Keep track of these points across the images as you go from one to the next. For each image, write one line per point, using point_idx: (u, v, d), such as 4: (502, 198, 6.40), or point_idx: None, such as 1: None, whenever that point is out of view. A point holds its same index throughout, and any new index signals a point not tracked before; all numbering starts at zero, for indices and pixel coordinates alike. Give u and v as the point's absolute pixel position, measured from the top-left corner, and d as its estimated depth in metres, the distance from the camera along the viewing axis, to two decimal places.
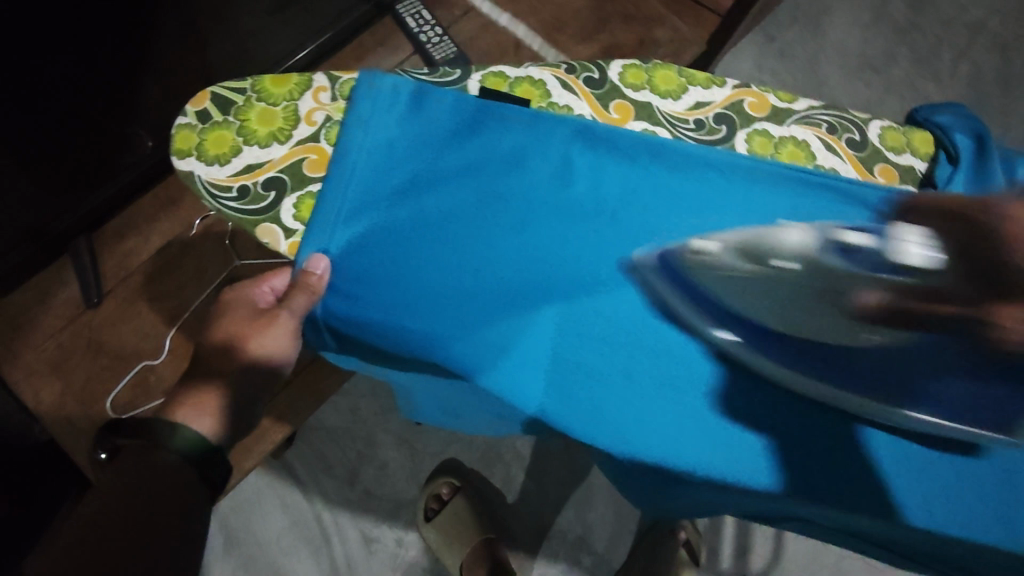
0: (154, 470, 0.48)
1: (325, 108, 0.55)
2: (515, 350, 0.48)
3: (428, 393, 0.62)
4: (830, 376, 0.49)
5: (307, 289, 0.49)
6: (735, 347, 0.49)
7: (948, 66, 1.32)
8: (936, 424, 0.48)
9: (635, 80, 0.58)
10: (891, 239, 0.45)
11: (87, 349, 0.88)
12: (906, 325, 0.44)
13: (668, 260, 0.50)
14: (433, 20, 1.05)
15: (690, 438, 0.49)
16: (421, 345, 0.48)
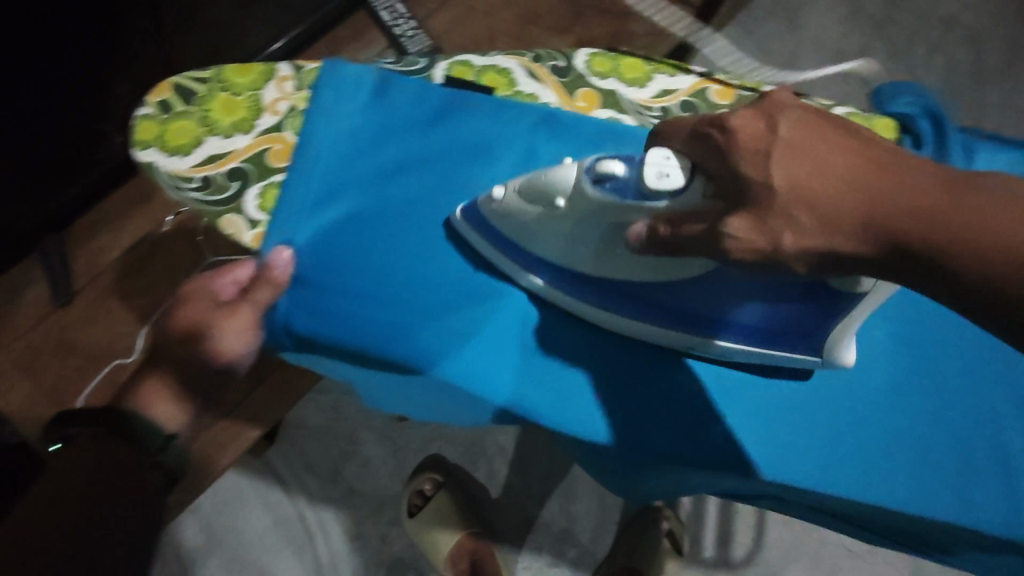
0: (114, 451, 0.49)
1: (289, 97, 0.54)
2: (478, 341, 0.50)
3: (397, 390, 0.62)
4: (651, 314, 0.50)
5: (272, 282, 0.49)
6: (550, 292, 0.51)
7: (923, 58, 1.34)
8: (746, 350, 0.51)
9: (601, 69, 0.58)
10: (642, 163, 0.40)
11: (57, 349, 0.87)
12: (670, 252, 0.41)
13: (475, 211, 0.49)
14: (407, 13, 1.04)
15: (647, 422, 0.51)
16: (383, 338, 0.49)
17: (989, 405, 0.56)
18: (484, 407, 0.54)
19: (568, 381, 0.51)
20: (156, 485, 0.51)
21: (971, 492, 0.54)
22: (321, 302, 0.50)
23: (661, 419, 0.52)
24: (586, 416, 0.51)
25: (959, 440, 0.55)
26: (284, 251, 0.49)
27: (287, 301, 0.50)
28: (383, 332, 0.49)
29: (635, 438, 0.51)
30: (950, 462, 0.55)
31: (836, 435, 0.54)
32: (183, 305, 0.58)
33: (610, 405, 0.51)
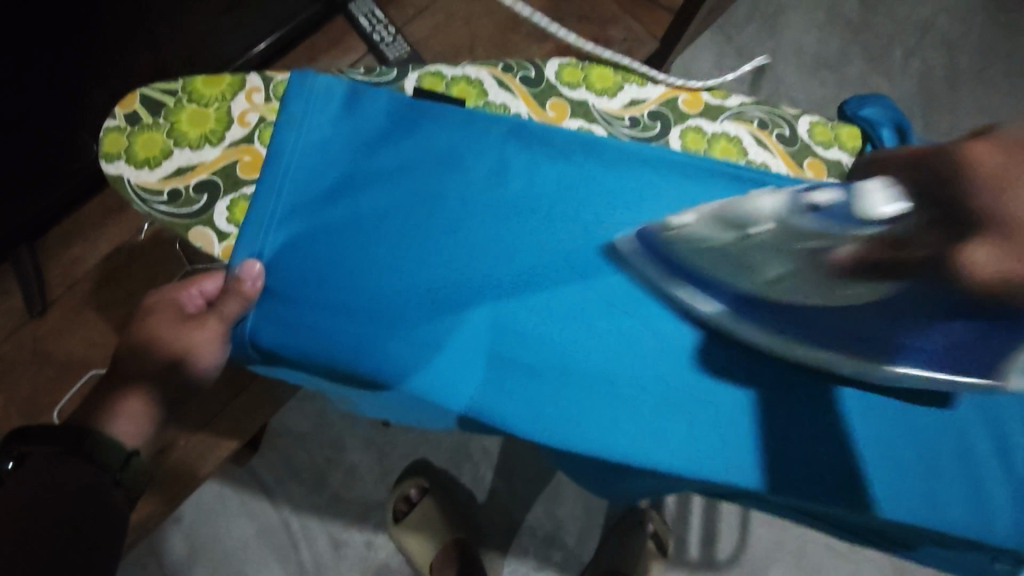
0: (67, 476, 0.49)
1: (259, 109, 0.54)
2: (446, 351, 0.50)
3: (373, 402, 0.62)
4: (830, 342, 0.48)
5: (240, 295, 0.50)
6: (726, 319, 0.51)
7: (899, 63, 1.36)
8: (922, 377, 0.47)
9: (571, 79, 0.59)
10: (858, 192, 0.42)
11: (32, 360, 0.86)
12: (885, 274, 0.42)
13: (646, 238, 0.52)
14: (386, 19, 1.05)
15: (618, 431, 0.49)
16: (349, 349, 0.49)
17: (953, 403, 0.54)
18: (453, 417, 0.53)
19: (540, 392, 0.50)
20: (116, 500, 0.51)
21: (939, 495, 0.52)
22: (289, 313, 0.50)
23: (634, 427, 0.50)
24: (557, 426, 0.49)
25: (925, 441, 0.53)
26: (252, 263, 0.50)
27: (254, 318, 0.51)
28: (350, 343, 0.49)
29: (604, 447, 0.49)
30: (919, 465, 0.52)
31: (809, 436, 0.52)
32: (145, 318, 0.60)
33: (585, 415, 0.50)
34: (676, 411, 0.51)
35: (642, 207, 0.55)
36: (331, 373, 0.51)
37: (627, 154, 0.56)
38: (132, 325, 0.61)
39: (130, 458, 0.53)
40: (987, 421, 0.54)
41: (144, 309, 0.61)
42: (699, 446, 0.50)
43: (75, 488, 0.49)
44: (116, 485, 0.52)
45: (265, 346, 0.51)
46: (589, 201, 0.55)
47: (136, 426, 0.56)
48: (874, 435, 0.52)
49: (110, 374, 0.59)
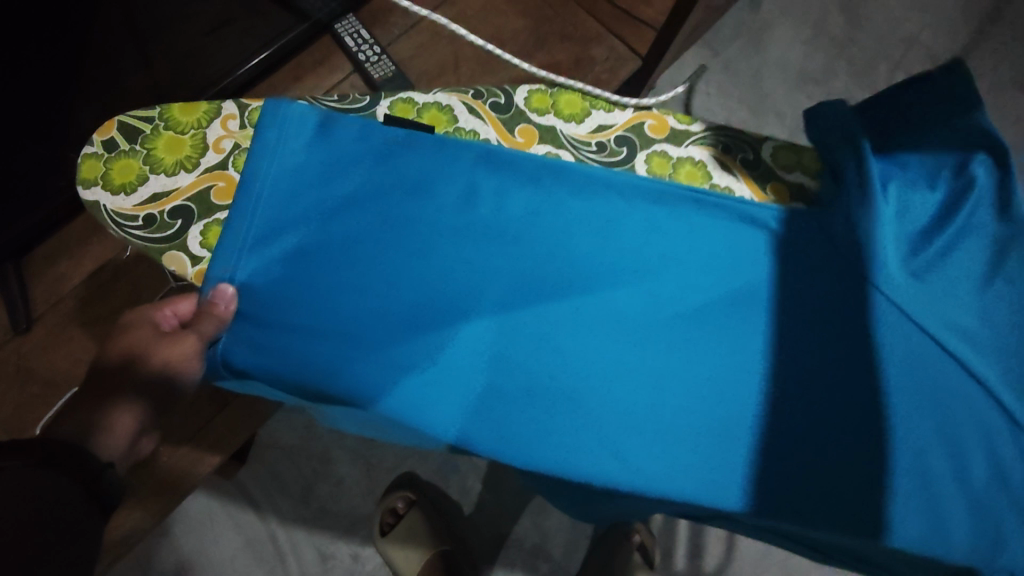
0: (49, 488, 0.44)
1: (234, 135, 0.56)
2: (416, 372, 0.51)
3: (348, 420, 0.63)
4: None
5: (216, 317, 0.51)
6: None
7: (885, 77, 1.37)
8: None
9: (540, 105, 0.61)
10: None
11: (17, 376, 0.88)
12: None
13: None
14: (372, 38, 1.07)
15: (582, 450, 0.51)
16: (319, 371, 0.51)
17: (913, 421, 0.54)
18: (427, 439, 0.54)
19: (507, 411, 0.52)
20: (87, 516, 0.45)
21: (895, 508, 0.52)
22: (262, 337, 0.52)
23: (594, 445, 0.51)
24: (524, 444, 0.51)
25: (881, 455, 0.53)
26: (226, 287, 0.51)
27: (227, 344, 0.52)
28: (321, 364, 0.51)
29: (569, 464, 0.51)
30: (881, 480, 0.53)
31: (770, 455, 0.53)
32: (122, 334, 0.61)
33: (550, 433, 0.51)
34: (634, 430, 0.52)
35: (607, 231, 0.57)
36: (306, 394, 0.53)
37: (595, 179, 0.58)
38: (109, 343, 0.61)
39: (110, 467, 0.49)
40: (946, 438, 0.54)
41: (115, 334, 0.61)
42: (660, 462, 0.52)
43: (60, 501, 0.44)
44: (93, 499, 0.46)
45: (241, 371, 0.53)
46: (557, 226, 0.57)
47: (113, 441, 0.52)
48: (837, 454, 0.53)
49: (85, 391, 0.56)
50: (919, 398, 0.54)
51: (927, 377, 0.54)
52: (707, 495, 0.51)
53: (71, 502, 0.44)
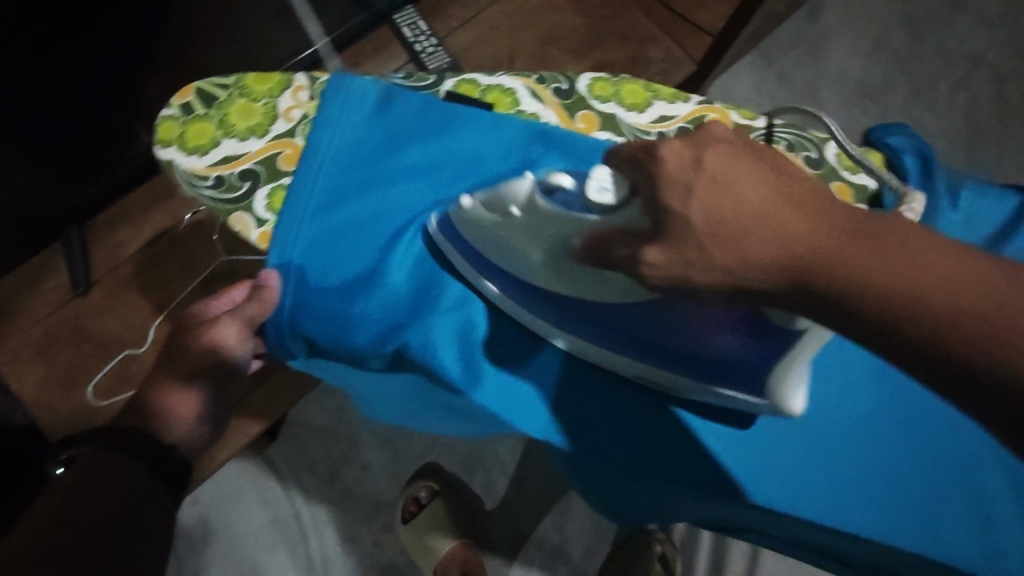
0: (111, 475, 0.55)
1: (303, 106, 0.57)
2: (464, 342, 0.55)
3: (375, 390, 0.67)
4: None
5: (262, 302, 0.53)
6: None
7: (945, 96, 1.36)
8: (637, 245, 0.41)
9: (602, 92, 0.61)
10: None
11: (72, 336, 0.92)
12: None
13: None
14: (429, 30, 1.09)
15: (584, 407, 0.58)
16: (377, 338, 0.54)
17: (961, 441, 0.62)
18: (467, 407, 0.58)
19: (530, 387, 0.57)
20: (158, 494, 0.58)
21: (944, 519, 0.59)
22: (315, 307, 0.54)
23: (626, 435, 0.58)
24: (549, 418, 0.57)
25: (914, 477, 0.60)
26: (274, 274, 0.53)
27: (290, 318, 0.54)
28: (381, 332, 0.54)
29: (597, 435, 0.58)
30: (927, 493, 0.60)
31: (781, 449, 0.59)
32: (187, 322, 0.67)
33: (575, 404, 0.58)
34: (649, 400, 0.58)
35: None
36: (364, 362, 0.55)
37: None
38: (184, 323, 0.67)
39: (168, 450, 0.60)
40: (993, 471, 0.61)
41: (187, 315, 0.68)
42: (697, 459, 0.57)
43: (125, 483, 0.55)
44: (157, 477, 0.58)
45: (304, 339, 0.55)
46: None
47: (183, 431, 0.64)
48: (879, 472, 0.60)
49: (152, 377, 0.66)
50: (944, 429, 0.61)
51: (914, 401, 0.62)
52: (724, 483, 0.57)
53: (145, 482, 0.57)
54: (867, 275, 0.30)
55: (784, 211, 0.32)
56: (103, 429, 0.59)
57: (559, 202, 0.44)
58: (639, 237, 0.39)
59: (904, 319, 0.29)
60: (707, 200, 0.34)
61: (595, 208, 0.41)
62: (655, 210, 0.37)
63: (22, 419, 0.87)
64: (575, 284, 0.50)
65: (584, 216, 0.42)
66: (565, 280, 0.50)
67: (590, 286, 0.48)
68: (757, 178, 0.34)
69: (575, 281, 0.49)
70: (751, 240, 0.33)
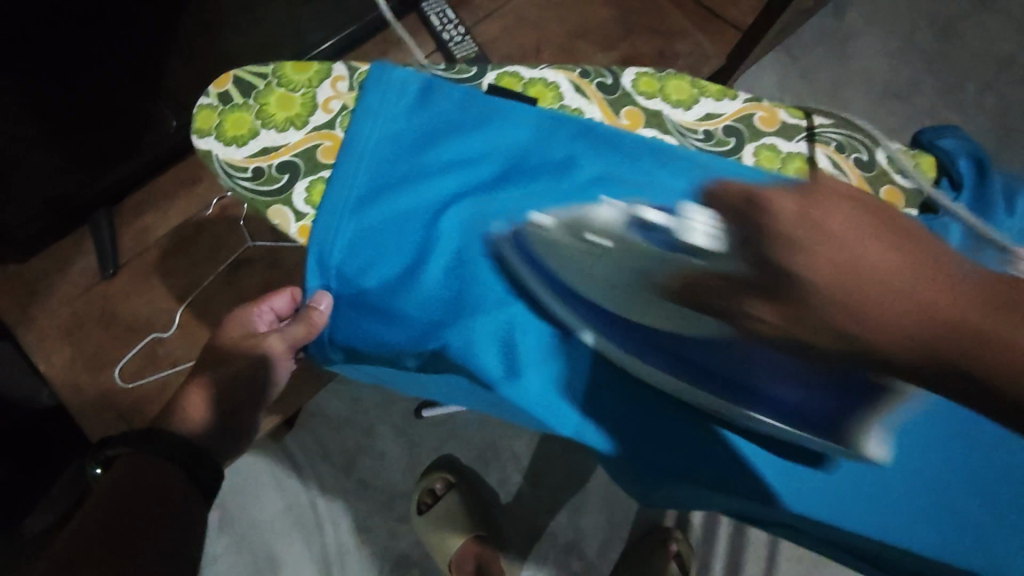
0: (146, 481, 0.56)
1: (342, 97, 0.56)
2: (502, 342, 0.55)
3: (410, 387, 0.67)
4: None
5: (309, 324, 0.54)
6: None
7: (973, 97, 1.32)
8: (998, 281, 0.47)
9: (648, 88, 0.60)
10: None
11: (99, 320, 0.92)
12: None
13: None
14: (456, 19, 1.07)
15: (610, 401, 0.58)
16: (418, 336, 0.55)
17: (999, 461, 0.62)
18: (504, 406, 0.59)
19: (563, 387, 0.57)
20: (189, 493, 0.58)
21: (963, 531, 0.61)
22: (359, 305, 0.55)
23: (673, 445, 0.59)
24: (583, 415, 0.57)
25: (934, 492, 0.61)
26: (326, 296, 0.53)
27: (333, 320, 0.55)
28: (422, 330, 0.55)
29: (627, 435, 0.58)
30: (952, 507, 0.61)
31: (811, 453, 0.59)
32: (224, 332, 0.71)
33: (605, 404, 0.58)
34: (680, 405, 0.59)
35: None
36: (401, 361, 0.56)
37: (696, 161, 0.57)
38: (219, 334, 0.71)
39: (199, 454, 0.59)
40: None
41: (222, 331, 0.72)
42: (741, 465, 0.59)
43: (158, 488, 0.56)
44: (191, 479, 0.59)
45: (347, 342, 0.56)
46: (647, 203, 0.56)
47: (221, 433, 0.66)
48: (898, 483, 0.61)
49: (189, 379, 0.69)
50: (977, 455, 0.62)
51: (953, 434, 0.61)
52: (751, 486, 0.58)
53: (176, 483, 0.57)
54: (973, 328, 0.34)
55: (929, 288, 0.36)
56: (136, 431, 0.60)
57: (652, 239, 0.53)
58: (732, 281, 0.48)
59: (990, 358, 0.33)
60: (826, 260, 0.41)
61: (693, 249, 0.50)
62: (752, 262, 0.46)
63: (47, 401, 0.87)
64: (646, 309, 0.55)
65: (676, 254, 0.52)
66: (646, 307, 0.55)
67: (667, 312, 0.54)
68: (878, 245, 0.40)
69: (654, 309, 0.54)
70: (900, 306, 0.36)
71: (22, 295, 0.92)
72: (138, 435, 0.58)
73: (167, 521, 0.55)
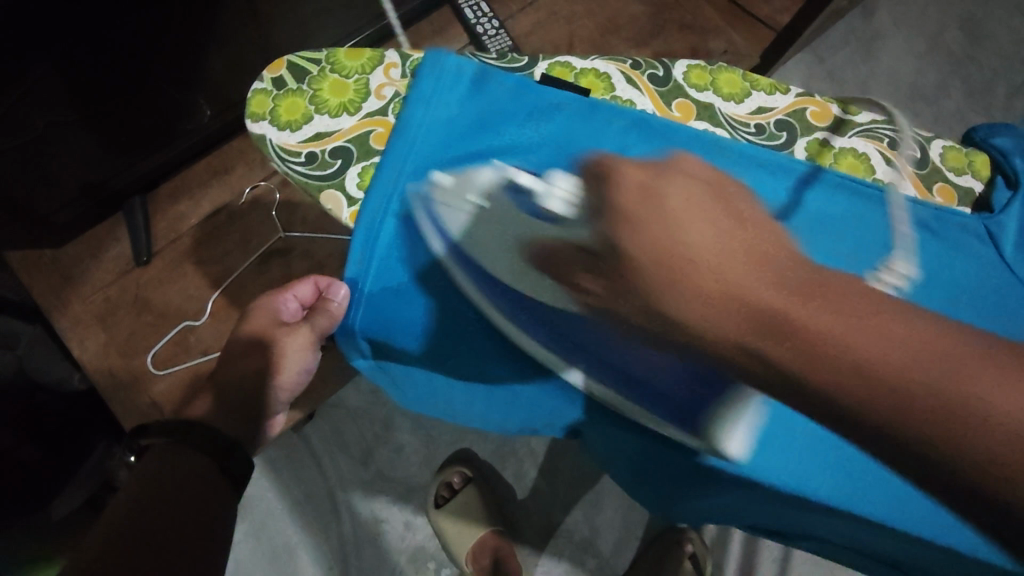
0: (184, 475, 0.57)
1: (394, 84, 0.60)
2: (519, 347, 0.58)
3: (428, 398, 0.64)
4: None
5: (330, 313, 0.60)
6: None
7: (1002, 101, 1.30)
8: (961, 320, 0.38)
9: (698, 81, 0.62)
10: None
11: (133, 305, 0.94)
12: None
13: None
14: (490, 12, 1.07)
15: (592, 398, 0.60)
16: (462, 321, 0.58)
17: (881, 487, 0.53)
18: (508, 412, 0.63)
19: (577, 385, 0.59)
20: (224, 489, 0.59)
21: (864, 501, 0.54)
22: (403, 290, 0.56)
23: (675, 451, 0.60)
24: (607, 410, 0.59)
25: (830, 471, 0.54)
26: (341, 287, 0.59)
27: (364, 307, 0.57)
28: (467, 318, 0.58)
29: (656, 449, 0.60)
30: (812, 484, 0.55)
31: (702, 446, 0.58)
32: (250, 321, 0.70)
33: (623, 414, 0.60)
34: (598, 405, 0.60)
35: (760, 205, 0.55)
36: (438, 352, 0.59)
37: (751, 157, 0.57)
38: (246, 324, 0.70)
39: (234, 447, 0.61)
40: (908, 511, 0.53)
41: (246, 321, 0.71)
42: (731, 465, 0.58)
43: (197, 483, 0.57)
44: (225, 474, 0.60)
45: (377, 331, 0.58)
46: None
47: (245, 421, 0.66)
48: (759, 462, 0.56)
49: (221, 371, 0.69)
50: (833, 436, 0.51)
51: (803, 433, 0.52)
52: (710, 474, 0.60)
53: (213, 478, 0.58)
54: (773, 316, 0.37)
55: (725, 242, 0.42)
56: (173, 419, 0.60)
57: (519, 203, 0.55)
58: (583, 251, 0.51)
59: (788, 347, 0.36)
60: (652, 235, 0.45)
61: (554, 218, 0.53)
62: (602, 233, 0.49)
63: (79, 384, 0.88)
64: (523, 277, 0.56)
65: (536, 221, 0.54)
66: (523, 275, 0.56)
67: (539, 284, 0.55)
68: (700, 225, 0.44)
69: (541, 283, 0.55)
70: (648, 258, 0.44)
71: (58, 279, 0.94)
72: (175, 425, 0.59)
73: (205, 516, 0.55)
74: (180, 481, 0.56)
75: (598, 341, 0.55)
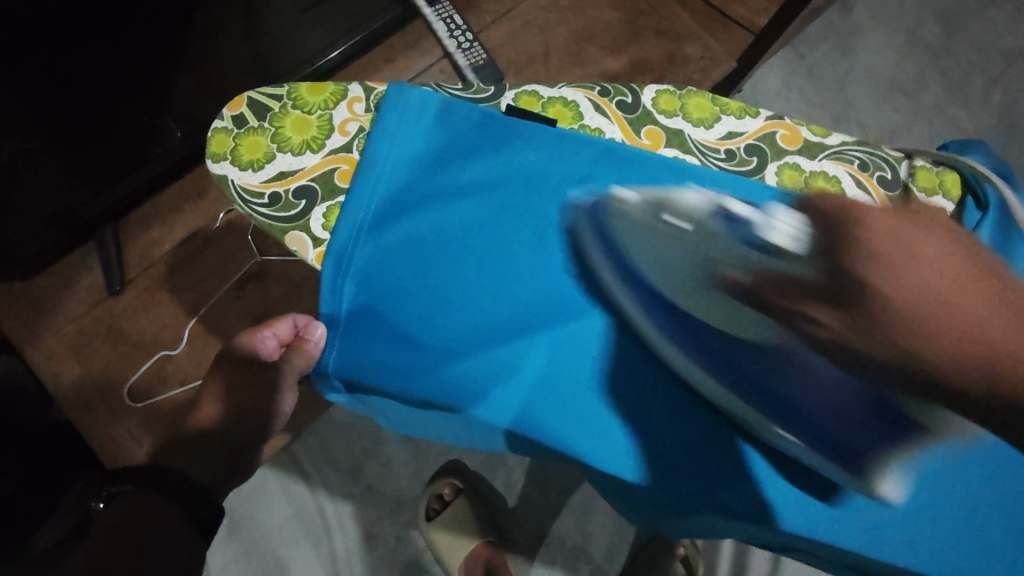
0: (157, 530, 0.55)
1: (358, 118, 0.60)
2: (510, 374, 0.56)
3: (412, 426, 0.65)
4: None
5: (304, 352, 0.61)
6: None
7: (979, 93, 1.22)
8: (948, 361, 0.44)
9: (667, 106, 0.62)
10: None
11: (107, 335, 0.93)
12: None
13: None
14: (464, 24, 1.05)
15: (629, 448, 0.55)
16: (442, 351, 0.56)
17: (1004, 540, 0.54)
18: (487, 434, 0.59)
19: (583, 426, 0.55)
20: (191, 537, 0.56)
21: None
22: (371, 321, 0.57)
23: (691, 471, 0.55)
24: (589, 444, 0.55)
25: (995, 535, 0.54)
26: (316, 327, 0.59)
27: (338, 349, 0.57)
28: (443, 349, 0.56)
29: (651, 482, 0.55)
30: (945, 544, 0.53)
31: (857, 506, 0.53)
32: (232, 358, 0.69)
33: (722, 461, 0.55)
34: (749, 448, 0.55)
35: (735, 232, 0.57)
36: (408, 386, 0.56)
37: (719, 184, 0.59)
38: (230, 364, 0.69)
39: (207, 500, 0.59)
40: None
41: (229, 359, 0.69)
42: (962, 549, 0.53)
43: (168, 537, 0.55)
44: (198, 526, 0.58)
45: (352, 372, 0.57)
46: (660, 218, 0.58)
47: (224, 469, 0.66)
48: (821, 528, 0.53)
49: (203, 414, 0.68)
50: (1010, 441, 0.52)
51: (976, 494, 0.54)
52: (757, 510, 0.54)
53: (181, 524, 0.56)
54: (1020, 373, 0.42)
55: (952, 288, 0.46)
56: (143, 468, 0.58)
57: (734, 230, 0.56)
58: (806, 287, 0.52)
59: None
60: (926, 282, 0.47)
61: (777, 250, 0.54)
62: (825, 270, 0.51)
63: (56, 416, 0.87)
64: (710, 308, 0.55)
65: (755, 252, 0.54)
66: (705, 304, 0.55)
67: (716, 309, 0.55)
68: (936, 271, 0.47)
69: (703, 303, 0.55)
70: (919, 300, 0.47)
71: (30, 312, 0.92)
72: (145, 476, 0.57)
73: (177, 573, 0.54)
74: (151, 535, 0.54)
75: (772, 367, 0.54)
